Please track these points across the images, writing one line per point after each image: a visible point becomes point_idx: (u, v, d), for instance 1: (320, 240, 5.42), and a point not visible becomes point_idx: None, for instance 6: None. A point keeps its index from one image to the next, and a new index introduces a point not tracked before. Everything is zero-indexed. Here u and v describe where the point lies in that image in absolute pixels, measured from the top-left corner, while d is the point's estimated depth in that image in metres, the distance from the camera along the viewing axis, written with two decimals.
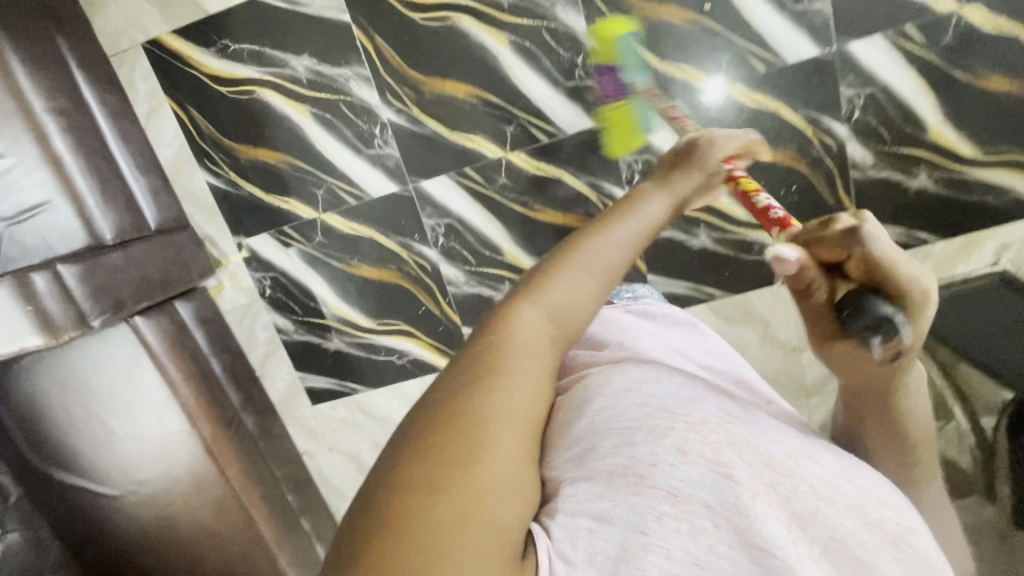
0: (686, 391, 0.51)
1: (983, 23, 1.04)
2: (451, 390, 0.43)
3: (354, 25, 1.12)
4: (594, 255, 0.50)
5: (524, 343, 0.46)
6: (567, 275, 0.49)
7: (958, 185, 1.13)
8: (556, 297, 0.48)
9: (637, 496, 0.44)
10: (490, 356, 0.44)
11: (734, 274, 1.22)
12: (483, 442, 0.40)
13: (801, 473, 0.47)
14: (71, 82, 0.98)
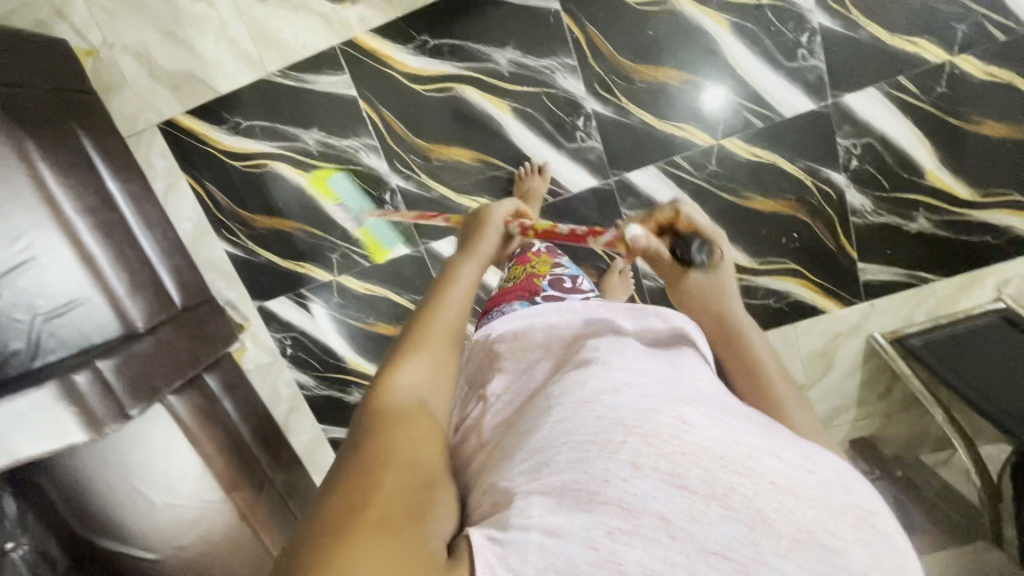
0: (650, 397, 0.45)
1: (976, 71, 1.06)
2: (341, 461, 0.42)
3: (361, 99, 1.15)
4: (435, 325, 0.54)
5: (399, 410, 0.45)
6: (421, 350, 0.51)
7: (958, 226, 1.16)
8: (411, 373, 0.49)
9: (589, 513, 0.38)
10: (375, 422, 0.44)
11: None
12: (373, 476, 0.39)
13: (761, 469, 0.40)
14: (96, 178, 1.03)
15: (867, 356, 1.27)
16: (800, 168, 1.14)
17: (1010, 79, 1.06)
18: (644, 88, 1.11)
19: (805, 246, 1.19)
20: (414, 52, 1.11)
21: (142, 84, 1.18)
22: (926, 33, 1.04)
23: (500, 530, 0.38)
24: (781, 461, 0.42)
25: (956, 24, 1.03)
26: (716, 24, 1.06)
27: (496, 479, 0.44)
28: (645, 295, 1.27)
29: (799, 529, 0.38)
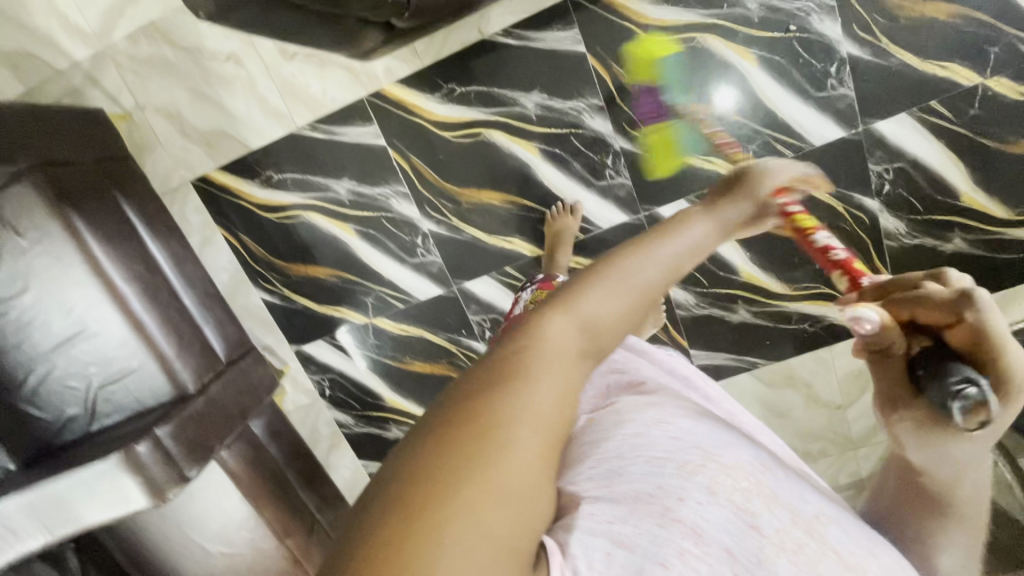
0: (723, 434, 0.46)
1: (1009, 92, 1.05)
2: (471, 389, 0.34)
3: (390, 147, 1.17)
4: (636, 272, 0.39)
5: (553, 356, 0.35)
6: (604, 289, 0.38)
7: (995, 245, 1.14)
8: (581, 315, 0.37)
9: (659, 529, 0.38)
10: (522, 356, 0.35)
11: (775, 343, 1.27)
12: (504, 439, 0.31)
13: (828, 539, 0.43)
14: (140, 243, 1.05)
15: None
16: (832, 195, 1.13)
17: None
18: (673, 124, 1.11)
19: None
20: (441, 100, 1.13)
21: (176, 143, 1.20)
22: (957, 57, 1.03)
23: (564, 531, 0.38)
24: (847, 536, 0.45)
25: (988, 47, 1.02)
26: (743, 58, 1.06)
27: (561, 482, 0.44)
28: (678, 324, 1.27)
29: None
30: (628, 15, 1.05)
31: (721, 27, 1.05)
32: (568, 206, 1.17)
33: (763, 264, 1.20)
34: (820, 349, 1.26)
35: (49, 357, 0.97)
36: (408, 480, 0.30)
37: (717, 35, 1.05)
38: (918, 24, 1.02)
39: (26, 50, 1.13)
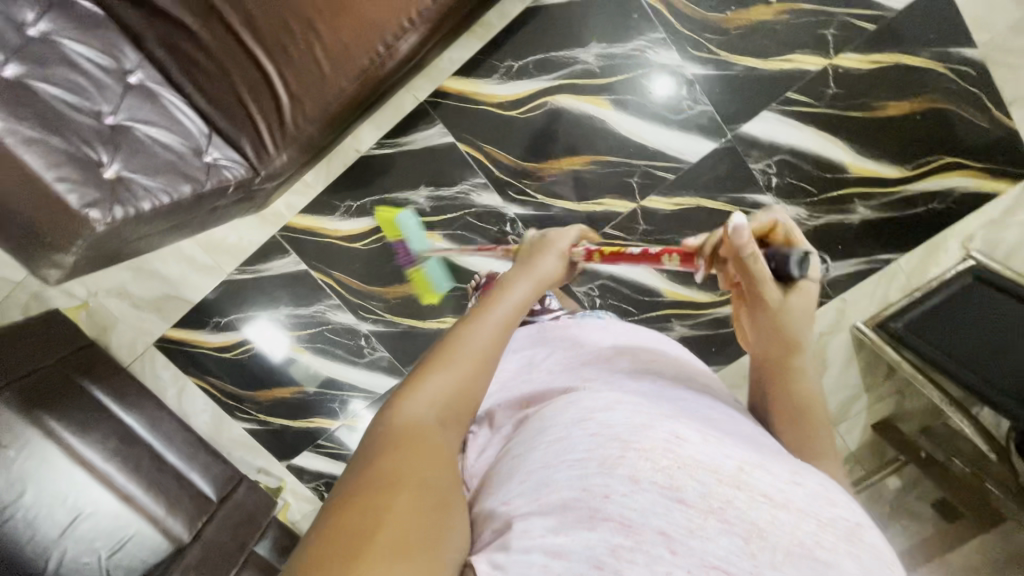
0: (642, 415, 0.48)
1: (857, 64, 1.07)
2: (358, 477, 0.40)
3: (313, 270, 1.27)
4: (473, 343, 0.52)
5: (410, 429, 0.44)
6: (443, 369, 0.49)
7: (900, 203, 1.15)
8: (436, 381, 0.48)
9: (590, 532, 0.40)
10: (381, 435, 0.44)
11: (723, 349, 1.28)
12: (388, 497, 0.38)
13: (750, 482, 0.44)
14: (112, 421, 1.17)
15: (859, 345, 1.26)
16: (725, 202, 1.16)
17: (896, 59, 1.07)
18: (556, 179, 1.16)
19: None
20: (342, 216, 1.23)
21: (130, 316, 1.32)
22: (798, 47, 1.07)
23: (504, 552, 0.41)
24: (770, 474, 0.45)
25: (822, 30, 1.06)
26: (597, 106, 1.12)
27: (494, 503, 0.47)
28: None
29: (793, 541, 0.40)
30: (481, 98, 1.13)
31: (567, 86, 1.11)
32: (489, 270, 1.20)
33: (683, 280, 1.24)
34: None
35: (59, 542, 1.03)
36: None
37: (565, 93, 1.12)
38: (750, 29, 1.06)
39: None
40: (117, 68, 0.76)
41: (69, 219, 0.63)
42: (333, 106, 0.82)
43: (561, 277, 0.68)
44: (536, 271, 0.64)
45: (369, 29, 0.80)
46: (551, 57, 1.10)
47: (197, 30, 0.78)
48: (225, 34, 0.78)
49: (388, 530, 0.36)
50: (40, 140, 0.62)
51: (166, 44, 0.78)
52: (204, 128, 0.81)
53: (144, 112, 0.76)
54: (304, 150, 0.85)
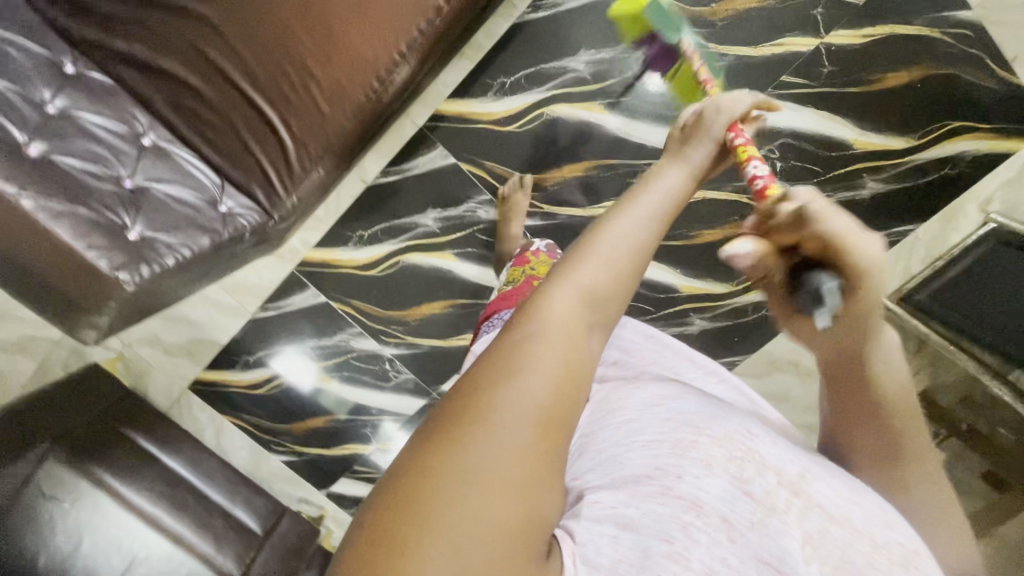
0: (710, 408, 0.49)
1: (851, 39, 1.07)
2: (485, 365, 0.37)
3: (332, 301, 1.30)
4: (627, 233, 0.44)
5: (559, 326, 0.39)
6: (595, 260, 0.43)
7: (909, 174, 1.14)
8: (585, 272, 0.42)
9: (659, 506, 0.40)
10: (533, 326, 0.39)
11: (744, 337, 1.28)
12: (499, 410, 0.35)
13: (810, 493, 0.45)
14: (158, 465, 1.21)
15: None
16: (731, 190, 1.17)
17: (889, 30, 1.06)
18: (557, 189, 1.18)
19: None
20: (356, 246, 1.26)
21: (165, 363, 1.38)
22: (787, 31, 1.07)
23: (574, 519, 0.40)
24: (832, 488, 0.47)
25: (811, 10, 1.06)
26: (592, 111, 1.13)
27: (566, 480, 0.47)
28: None
29: (843, 557, 0.42)
30: (478, 117, 1.16)
31: (561, 95, 1.13)
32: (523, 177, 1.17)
33: (696, 273, 1.24)
34: None
35: None
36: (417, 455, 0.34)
37: (560, 102, 1.13)
38: (735, 19, 1.07)
39: (24, 335, 1.28)
40: (132, 131, 0.79)
41: (99, 283, 0.68)
42: (335, 145, 0.86)
43: (716, 161, 0.58)
44: (691, 157, 0.55)
45: (362, 67, 0.82)
46: (542, 69, 1.12)
47: (201, 88, 0.81)
48: (227, 88, 0.82)
49: (504, 453, 0.33)
50: (65, 213, 0.67)
51: (173, 104, 0.82)
52: (218, 179, 0.84)
53: (161, 171, 0.79)
54: (310, 191, 0.87)
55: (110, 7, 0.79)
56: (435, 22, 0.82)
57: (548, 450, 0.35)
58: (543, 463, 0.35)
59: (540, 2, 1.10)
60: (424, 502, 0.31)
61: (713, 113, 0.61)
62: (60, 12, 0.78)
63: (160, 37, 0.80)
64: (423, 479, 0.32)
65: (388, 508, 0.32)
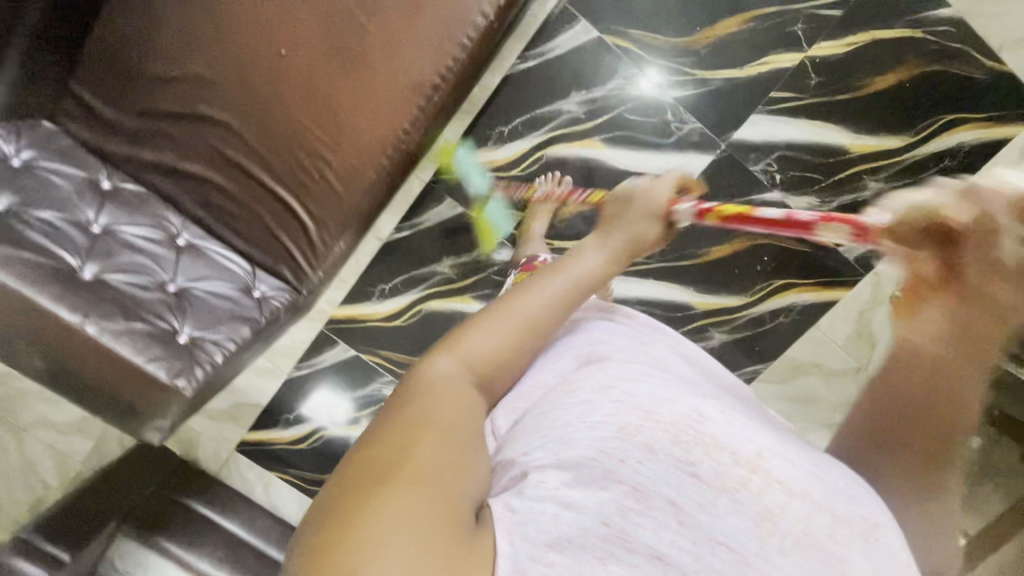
0: (666, 391, 0.50)
1: (834, 50, 1.09)
2: (390, 412, 0.47)
3: (362, 353, 1.36)
4: (517, 306, 0.58)
5: (445, 381, 0.50)
6: (484, 330, 0.56)
7: (908, 170, 1.15)
8: (473, 341, 0.55)
9: (603, 491, 0.44)
10: (421, 381, 0.50)
11: (765, 345, 1.30)
12: (406, 432, 0.43)
13: (765, 471, 0.45)
14: (218, 528, 1.25)
15: None
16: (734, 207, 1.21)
17: (871, 37, 1.08)
18: (564, 226, 1.20)
19: (780, 263, 1.24)
20: (379, 299, 1.31)
21: (210, 428, 1.43)
22: (771, 50, 1.09)
23: (518, 496, 0.44)
24: (792, 465, 0.46)
25: (792, 28, 1.08)
26: (590, 148, 1.17)
27: (515, 453, 0.50)
28: None
29: (802, 531, 0.43)
30: (480, 166, 1.20)
31: (558, 136, 1.17)
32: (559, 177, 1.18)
33: (712, 289, 1.26)
34: (808, 329, 1.29)
35: None
36: (340, 486, 0.40)
37: (557, 143, 1.17)
38: (719, 45, 1.10)
39: (83, 417, 1.37)
40: (168, 234, 0.85)
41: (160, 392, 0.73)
42: (353, 221, 0.90)
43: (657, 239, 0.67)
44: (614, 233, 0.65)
45: (370, 149, 0.86)
46: (537, 113, 1.16)
47: (226, 186, 0.88)
48: (251, 183, 0.88)
49: (413, 464, 0.41)
50: (128, 330, 0.72)
51: (202, 203, 0.88)
52: (249, 266, 0.90)
53: (198, 269, 0.84)
54: (334, 264, 0.92)
55: (138, 125, 0.85)
56: (435, 97, 0.85)
57: (452, 461, 0.43)
58: (453, 468, 0.43)
59: (526, 52, 1.14)
60: (354, 511, 0.37)
61: (636, 196, 0.68)
62: (95, 135, 0.85)
63: (185, 145, 0.86)
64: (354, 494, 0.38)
65: (330, 521, 0.37)
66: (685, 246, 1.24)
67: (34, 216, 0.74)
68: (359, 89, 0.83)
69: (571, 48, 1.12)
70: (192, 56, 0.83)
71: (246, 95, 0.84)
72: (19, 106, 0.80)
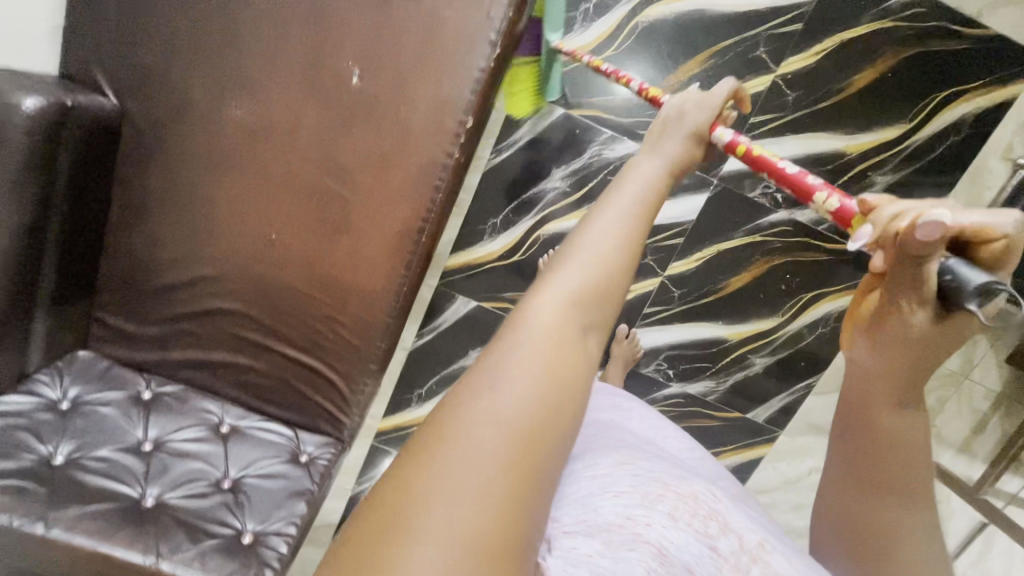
0: (677, 470, 0.49)
1: (804, 62, 1.06)
2: (474, 376, 0.39)
3: None
4: (601, 231, 0.44)
5: (540, 335, 0.39)
6: (573, 266, 0.43)
7: (915, 154, 1.11)
8: (565, 278, 0.42)
9: (631, 552, 0.38)
10: (516, 339, 0.39)
11: (812, 358, 1.26)
12: (470, 421, 0.36)
13: (768, 566, 0.43)
14: None
15: None
16: (743, 236, 1.17)
17: (837, 40, 1.05)
18: None
19: (804, 277, 1.19)
20: (419, 404, 1.34)
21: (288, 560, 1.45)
22: (741, 79, 1.07)
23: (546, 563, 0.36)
24: (791, 562, 0.45)
25: (754, 53, 1.06)
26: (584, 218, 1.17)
27: None
28: (720, 404, 1.31)
29: None
30: (483, 259, 1.22)
31: (550, 213, 1.18)
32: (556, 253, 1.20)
33: (740, 318, 1.24)
34: None
35: None
36: (402, 461, 0.36)
37: (552, 220, 1.18)
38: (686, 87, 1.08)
39: None
40: (211, 425, 0.89)
41: None
42: (373, 370, 0.91)
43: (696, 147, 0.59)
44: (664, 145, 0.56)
45: (374, 299, 0.88)
46: (525, 197, 1.17)
47: (252, 364, 0.92)
48: (276, 356, 0.91)
49: (472, 471, 0.33)
50: (197, 555, 0.76)
51: (236, 383, 0.92)
52: (290, 431, 0.93)
53: (246, 453, 0.88)
54: (361, 408, 0.93)
55: (160, 331, 0.90)
56: (422, 239, 0.86)
57: (523, 466, 0.35)
58: (515, 488, 0.34)
59: (499, 145, 1.15)
60: (410, 499, 0.33)
61: (687, 111, 0.61)
62: (128, 352, 0.91)
63: (206, 338, 0.91)
64: (401, 494, 0.33)
65: (374, 517, 0.33)
66: (705, 282, 1.22)
67: (92, 457, 0.80)
68: (352, 249, 0.86)
69: (542, 130, 1.13)
70: (194, 258, 0.87)
71: (251, 279, 0.88)
72: (57, 349, 0.87)
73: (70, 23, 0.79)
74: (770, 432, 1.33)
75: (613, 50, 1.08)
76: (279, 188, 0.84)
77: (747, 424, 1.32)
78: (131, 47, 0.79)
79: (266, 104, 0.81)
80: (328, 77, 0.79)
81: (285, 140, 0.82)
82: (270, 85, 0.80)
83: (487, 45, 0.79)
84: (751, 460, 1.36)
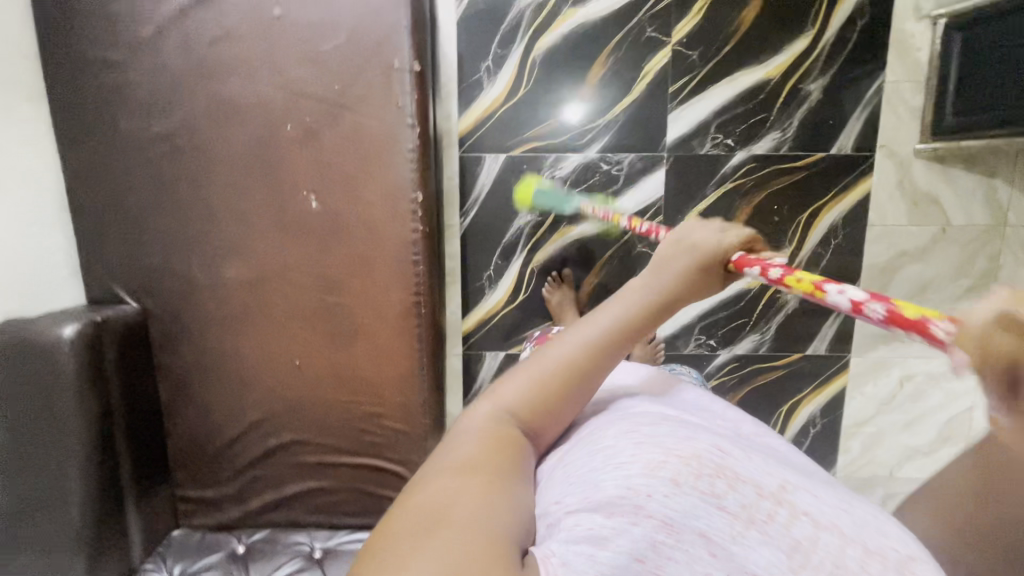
0: (684, 430, 0.49)
1: (693, 23, 1.14)
2: (441, 453, 0.46)
3: None
4: (559, 349, 0.52)
5: (482, 431, 0.48)
6: (525, 377, 0.51)
7: (834, 52, 1.14)
8: (516, 386, 0.51)
9: (636, 526, 0.39)
10: (464, 426, 0.49)
11: (840, 272, 1.23)
12: (438, 475, 0.43)
13: (792, 503, 0.43)
14: None
15: (942, 159, 1.19)
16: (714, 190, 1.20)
17: None
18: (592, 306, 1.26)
19: (791, 201, 1.20)
20: None
21: None
22: (645, 61, 1.16)
23: (557, 543, 0.39)
24: (818, 498, 0.45)
25: (646, 35, 1.15)
26: (566, 236, 1.24)
27: (548, 504, 0.46)
28: (775, 353, 1.27)
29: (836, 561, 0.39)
30: (493, 311, 1.28)
31: (534, 245, 1.24)
32: (555, 277, 1.25)
33: None
34: (867, 233, 1.22)
35: None
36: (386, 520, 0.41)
37: (539, 251, 1.24)
38: (601, 89, 1.17)
39: None
40: (306, 554, 0.93)
41: None
42: (430, 446, 0.96)
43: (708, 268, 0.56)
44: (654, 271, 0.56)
45: (403, 383, 0.94)
46: (506, 242, 1.24)
47: (324, 484, 0.97)
48: (337, 470, 0.97)
49: (444, 508, 0.39)
50: None
51: (314, 508, 0.98)
52: None
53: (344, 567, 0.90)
54: None
55: (235, 487, 0.98)
56: (423, 310, 0.93)
57: (486, 492, 0.41)
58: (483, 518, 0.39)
59: (465, 208, 1.23)
60: (390, 538, 0.38)
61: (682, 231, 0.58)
62: (215, 518, 0.99)
63: (275, 478, 0.97)
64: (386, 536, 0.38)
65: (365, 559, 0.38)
66: None
67: None
68: (366, 347, 0.93)
69: (495, 178, 1.22)
70: (240, 411, 0.96)
71: (292, 411, 0.95)
72: (152, 540, 0.94)
73: (86, 260, 0.94)
74: (840, 360, 1.28)
75: (525, 87, 1.18)
76: (287, 321, 0.93)
77: (810, 360, 1.28)
78: (134, 258, 0.93)
79: (251, 258, 0.92)
80: (293, 212, 0.91)
81: (278, 278, 0.92)
82: (251, 239, 0.91)
83: (408, 130, 0.89)
84: (836, 395, 1.29)
